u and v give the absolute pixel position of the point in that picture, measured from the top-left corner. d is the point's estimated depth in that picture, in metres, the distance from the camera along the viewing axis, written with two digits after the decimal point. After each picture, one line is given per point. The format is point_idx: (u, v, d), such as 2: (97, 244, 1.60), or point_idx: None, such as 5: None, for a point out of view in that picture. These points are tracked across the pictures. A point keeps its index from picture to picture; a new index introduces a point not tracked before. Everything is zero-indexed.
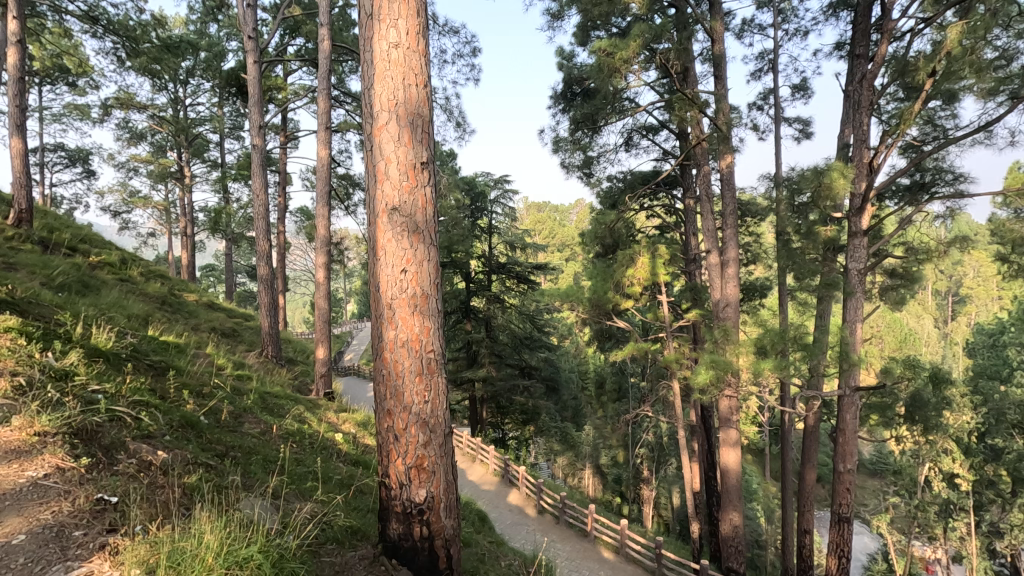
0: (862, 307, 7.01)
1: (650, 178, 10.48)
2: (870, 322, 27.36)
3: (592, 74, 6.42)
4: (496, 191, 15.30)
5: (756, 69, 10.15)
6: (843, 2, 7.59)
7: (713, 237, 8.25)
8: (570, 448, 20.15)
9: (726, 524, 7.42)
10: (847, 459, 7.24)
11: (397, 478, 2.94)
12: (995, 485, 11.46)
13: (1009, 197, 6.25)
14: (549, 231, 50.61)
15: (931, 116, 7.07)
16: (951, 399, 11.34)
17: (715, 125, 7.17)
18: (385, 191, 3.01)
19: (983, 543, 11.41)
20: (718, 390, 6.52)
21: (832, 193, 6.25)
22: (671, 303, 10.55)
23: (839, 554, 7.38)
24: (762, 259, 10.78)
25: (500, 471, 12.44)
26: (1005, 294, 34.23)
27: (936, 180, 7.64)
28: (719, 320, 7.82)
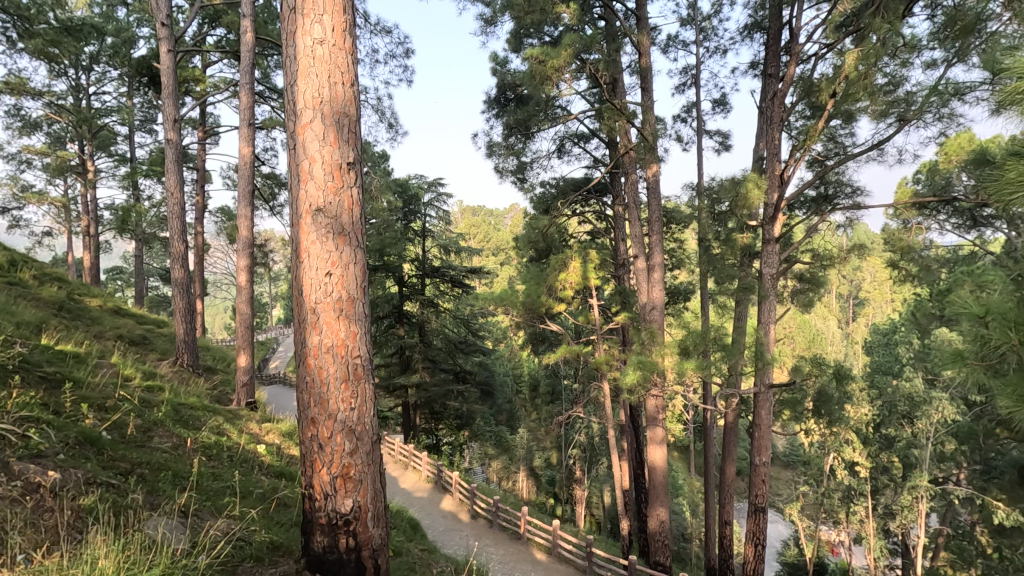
0: (774, 309, 7.47)
1: (581, 184, 10.74)
2: (783, 322, 29.47)
3: (525, 81, 6.47)
4: (430, 194, 15.18)
5: (680, 82, 10.68)
6: (757, 24, 8.13)
7: (640, 243, 8.55)
8: (505, 452, 20.24)
9: (653, 520, 7.67)
10: (762, 452, 7.69)
11: (322, 489, 2.83)
12: (889, 470, 12.48)
13: (899, 209, 6.87)
14: (483, 235, 50.81)
15: (833, 133, 7.71)
16: (850, 392, 12.32)
17: (642, 135, 7.46)
18: (309, 191, 2.90)
19: (880, 525, 12.49)
20: (646, 389, 6.77)
21: (748, 203, 6.68)
22: (602, 307, 10.86)
23: (755, 543, 7.83)
24: (685, 264, 11.31)
25: (433, 476, 12.30)
26: (896, 297, 37.77)
27: (838, 193, 8.34)
28: (646, 322, 8.12)
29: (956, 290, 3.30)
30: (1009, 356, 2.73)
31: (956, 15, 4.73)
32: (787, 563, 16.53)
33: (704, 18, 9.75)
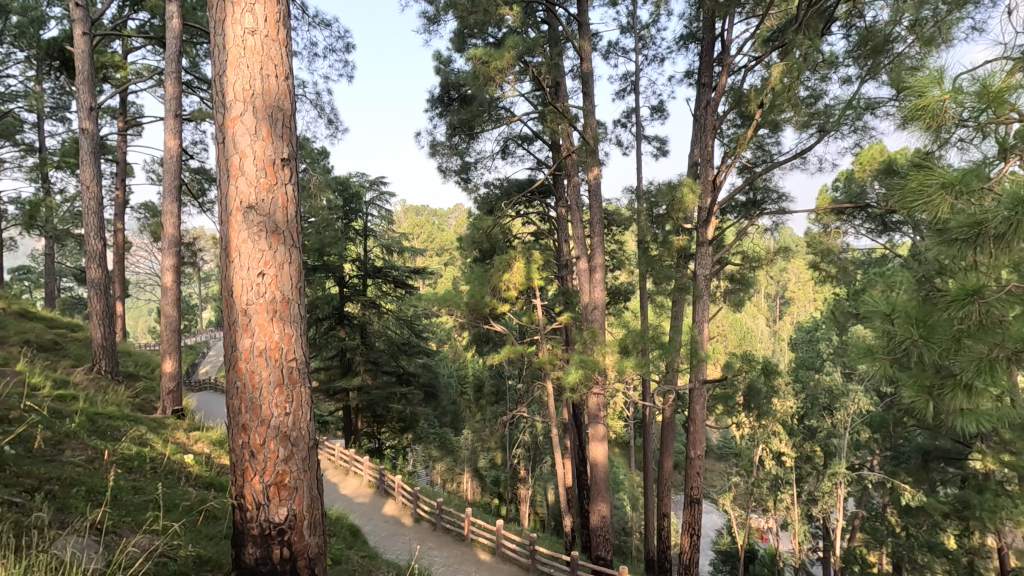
0: (708, 308, 7.80)
1: (525, 186, 10.83)
2: (716, 321, 30.93)
3: (468, 81, 6.45)
4: (372, 193, 14.88)
5: (620, 88, 10.99)
6: (692, 35, 8.48)
7: (582, 244, 8.71)
8: (449, 453, 20.09)
9: (595, 515, 7.82)
10: (697, 446, 8.01)
11: (253, 498, 2.71)
12: (811, 459, 13.18)
13: (820, 215, 7.36)
14: (427, 235, 50.34)
15: (761, 141, 8.15)
16: (777, 387, 13.06)
17: (584, 138, 7.61)
18: (240, 188, 2.77)
19: (804, 510, 13.30)
20: (587, 388, 6.91)
21: (683, 207, 6.96)
22: (545, 307, 10.99)
23: (692, 533, 8.13)
24: (625, 265, 11.64)
25: (375, 481, 12.04)
26: (818, 297, 40.34)
27: (766, 198, 8.82)
28: (588, 322, 8.29)
29: (868, 289, 3.53)
30: (910, 351, 2.95)
31: (868, 35, 5.11)
32: (721, 551, 17.31)
33: (642, 27, 10.06)
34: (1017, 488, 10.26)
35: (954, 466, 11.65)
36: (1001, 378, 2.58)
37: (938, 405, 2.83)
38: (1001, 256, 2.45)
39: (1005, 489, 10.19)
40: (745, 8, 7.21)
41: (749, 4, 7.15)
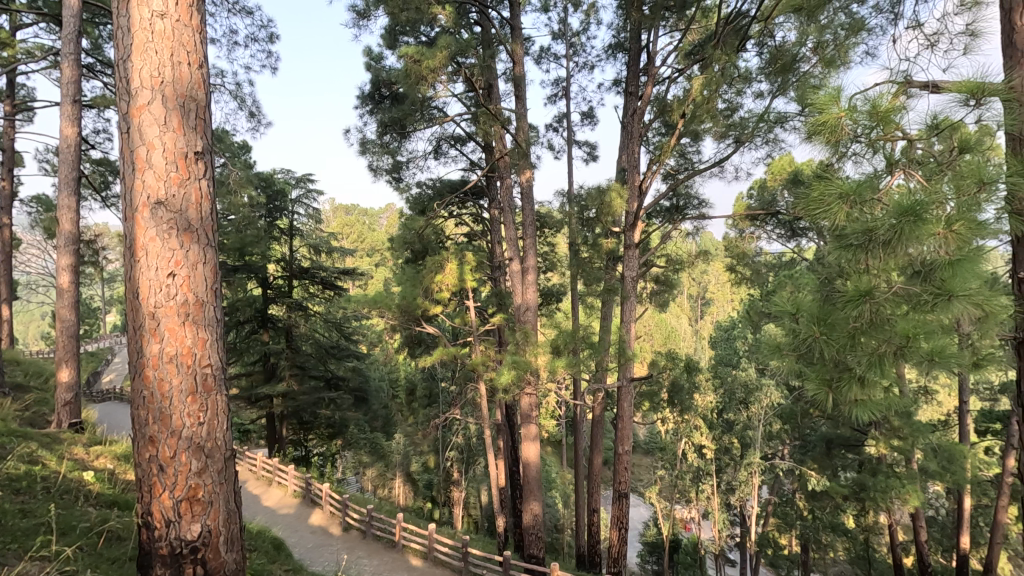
0: (635, 309, 8.07)
1: (457, 187, 10.79)
2: (642, 321, 32.18)
3: (400, 79, 6.35)
4: (298, 191, 14.29)
5: (552, 93, 11.21)
6: (620, 45, 8.79)
7: (515, 246, 8.78)
8: (380, 459, 19.61)
9: (528, 515, 7.89)
10: (625, 442, 8.28)
11: (163, 515, 2.52)
12: (729, 450, 13.94)
13: (737, 220, 7.86)
14: (358, 235, 49.11)
15: (683, 150, 8.56)
16: (698, 382, 13.73)
17: (517, 140, 7.69)
18: (147, 181, 2.58)
19: (723, 499, 14.06)
20: (520, 388, 6.97)
21: (611, 210, 7.17)
22: (478, 309, 10.97)
23: (620, 527, 8.37)
24: (557, 267, 11.86)
25: (301, 491, 11.55)
26: (735, 297, 42.81)
27: (688, 204, 9.28)
28: (521, 323, 8.36)
29: (778, 290, 3.79)
30: (813, 347, 3.20)
31: (778, 54, 5.49)
32: (647, 542, 17.98)
33: (573, 34, 10.31)
34: (905, 469, 11.36)
35: (853, 452, 12.74)
36: (889, 371, 2.85)
37: (836, 396, 3.09)
38: (889, 260, 2.70)
39: (895, 471, 11.26)
40: (669, 22, 7.57)
41: (673, 19, 7.52)
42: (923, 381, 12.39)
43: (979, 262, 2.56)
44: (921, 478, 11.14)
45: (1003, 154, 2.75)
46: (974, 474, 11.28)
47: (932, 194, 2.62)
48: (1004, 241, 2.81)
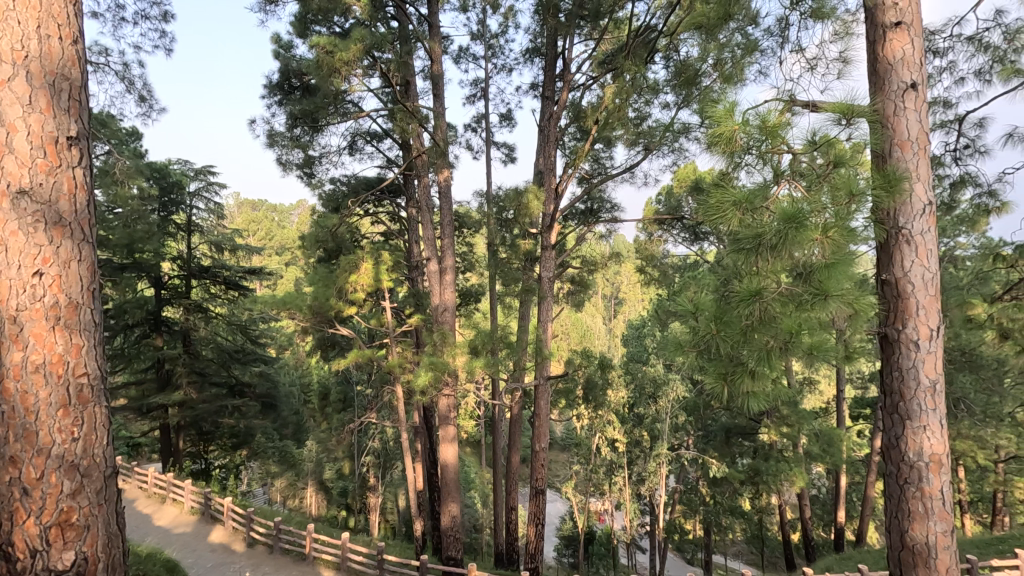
0: (551, 308, 8.21)
1: (374, 184, 10.51)
2: (559, 320, 32.99)
3: (311, 70, 6.07)
4: (197, 184, 13.27)
5: (471, 93, 11.21)
6: (536, 50, 8.96)
7: (433, 246, 8.67)
8: (290, 467, 18.64)
9: (445, 517, 7.81)
10: (542, 439, 8.39)
11: (24, 546, 2.21)
12: (640, 443, 14.58)
13: (647, 224, 8.30)
14: (265, 232, 46.37)
15: (596, 155, 8.86)
16: (611, 379, 14.25)
17: (434, 139, 7.59)
18: (4, 167, 2.25)
19: (634, 490, 14.70)
20: (437, 389, 6.89)
21: (528, 212, 7.27)
22: (395, 310, 10.72)
23: (537, 522, 8.48)
24: (476, 267, 11.86)
25: (199, 507, 10.70)
26: (646, 297, 44.93)
27: (601, 208, 9.61)
28: (438, 324, 8.27)
29: (682, 289, 4.02)
30: (712, 343, 3.44)
31: (682, 68, 5.82)
32: (563, 536, 18.42)
33: (491, 36, 10.36)
34: (792, 453, 12.43)
35: (749, 440, 13.78)
36: (775, 364, 3.13)
37: (731, 388, 3.34)
38: (775, 262, 2.94)
39: (784, 455, 12.30)
40: (583, 30, 7.82)
41: (587, 28, 7.76)
42: (807, 373, 13.64)
43: (850, 264, 2.85)
44: (805, 460, 12.27)
45: (870, 169, 3.08)
46: (848, 454, 12.59)
47: (813, 203, 2.89)
48: (871, 246, 3.15)
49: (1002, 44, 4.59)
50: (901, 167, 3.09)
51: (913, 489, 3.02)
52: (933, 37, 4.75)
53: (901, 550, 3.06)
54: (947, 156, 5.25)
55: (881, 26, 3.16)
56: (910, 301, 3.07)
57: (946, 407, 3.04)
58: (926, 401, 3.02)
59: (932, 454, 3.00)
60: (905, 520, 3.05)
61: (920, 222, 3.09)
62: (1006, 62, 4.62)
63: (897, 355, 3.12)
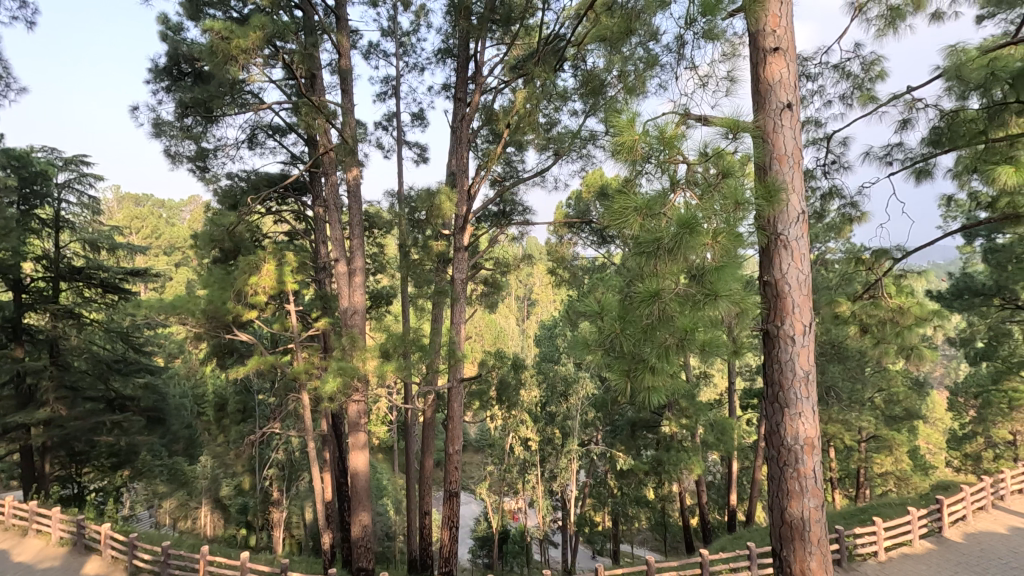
0: (465, 310, 8.19)
1: (277, 181, 9.97)
2: (471, 321, 33.12)
3: (203, 56, 5.61)
4: (66, 175, 11.84)
5: (381, 91, 10.95)
6: (448, 51, 8.92)
7: (341, 246, 8.35)
8: (181, 486, 17.13)
9: (356, 527, 7.52)
10: (455, 441, 8.32)
11: None
12: (551, 441, 14.91)
13: (557, 227, 8.57)
14: (150, 229, 42.34)
15: (508, 158, 8.97)
16: (524, 379, 14.45)
17: (343, 136, 7.31)
18: None
19: (546, 487, 15.01)
20: (346, 395, 6.61)
21: (441, 213, 7.21)
22: (300, 313, 10.20)
23: (451, 525, 8.37)
24: (387, 268, 11.58)
25: (71, 538, 9.53)
26: (557, 299, 46.07)
27: (513, 211, 9.75)
28: (347, 328, 7.95)
29: (589, 290, 4.21)
30: (615, 341, 3.63)
31: (589, 78, 6.07)
32: (477, 537, 18.42)
33: (403, 34, 10.18)
34: (691, 443, 13.27)
35: (652, 433, 14.53)
36: (673, 360, 3.35)
37: (633, 384, 3.53)
38: (673, 264, 3.12)
39: (683, 445, 13.12)
40: (495, 35, 7.89)
41: (498, 32, 7.84)
42: (703, 367, 14.68)
43: (736, 267, 3.10)
44: (702, 449, 13.14)
45: (754, 179, 3.36)
46: (739, 441, 13.67)
47: (705, 210, 3.10)
48: (755, 250, 3.45)
49: (861, 73, 5.22)
50: (779, 179, 3.41)
51: (791, 470, 3.34)
52: (805, 63, 5.30)
53: (782, 526, 3.37)
54: (818, 170, 5.87)
55: (762, 50, 3.47)
56: (787, 299, 3.40)
57: (818, 395, 3.40)
58: (801, 390, 3.36)
59: (806, 438, 3.34)
60: (785, 498, 3.36)
61: (795, 229, 3.43)
62: (863, 89, 5.26)
63: (777, 349, 3.44)
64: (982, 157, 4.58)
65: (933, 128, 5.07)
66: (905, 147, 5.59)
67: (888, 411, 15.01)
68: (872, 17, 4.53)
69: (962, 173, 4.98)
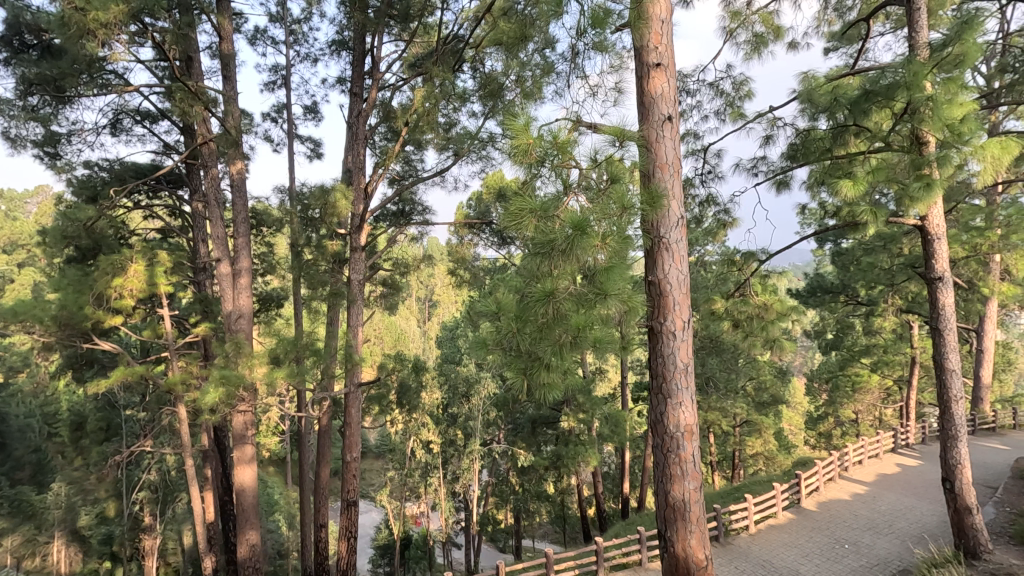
0: (362, 312, 7.90)
1: (146, 172, 9.00)
2: (371, 323, 32.18)
3: (52, 27, 4.92)
4: None
5: (269, 80, 10.29)
6: (343, 44, 8.59)
7: (224, 245, 7.71)
8: (28, 520, 14.87)
9: (243, 546, 6.96)
10: (353, 448, 7.90)
11: None
12: (454, 442, 14.84)
13: (457, 228, 8.55)
14: None
15: (407, 157, 8.81)
16: (425, 381, 14.22)
17: (224, 126, 6.74)
18: None
19: (449, 489, 14.90)
20: (230, 406, 6.08)
21: (336, 211, 6.89)
22: (176, 318, 9.28)
23: (349, 536, 7.97)
24: (277, 270, 10.91)
25: None
26: (459, 300, 46.00)
27: (412, 210, 9.59)
28: (232, 333, 7.36)
29: (488, 292, 4.27)
30: (513, 340, 3.71)
31: (488, 81, 6.14)
32: (378, 546, 17.87)
33: (293, 21, 9.64)
34: (588, 436, 13.83)
35: (551, 429, 14.97)
36: (567, 357, 3.49)
37: (530, 382, 3.64)
38: (567, 265, 3.23)
39: (580, 439, 13.63)
40: (393, 31, 7.72)
41: (397, 28, 7.69)
42: (599, 363, 15.38)
43: (625, 268, 3.28)
44: (598, 441, 13.76)
45: (640, 185, 3.58)
46: (631, 432, 14.49)
47: (597, 214, 3.25)
48: (641, 252, 3.67)
49: (732, 91, 5.75)
50: (661, 186, 3.66)
51: (673, 456, 3.59)
52: (685, 79, 5.75)
53: (666, 508, 3.62)
54: (696, 178, 6.39)
55: (646, 64, 3.71)
56: (668, 298, 3.67)
57: (696, 385, 3.68)
58: (681, 381, 3.64)
59: (686, 425, 3.62)
60: (668, 482, 3.62)
61: (675, 232, 3.70)
62: (734, 106, 5.80)
63: (660, 344, 3.69)
64: (828, 171, 5.21)
65: (790, 144, 5.71)
66: (768, 160, 6.25)
67: (758, 397, 16.65)
68: (740, 41, 5.01)
69: (813, 185, 5.66)
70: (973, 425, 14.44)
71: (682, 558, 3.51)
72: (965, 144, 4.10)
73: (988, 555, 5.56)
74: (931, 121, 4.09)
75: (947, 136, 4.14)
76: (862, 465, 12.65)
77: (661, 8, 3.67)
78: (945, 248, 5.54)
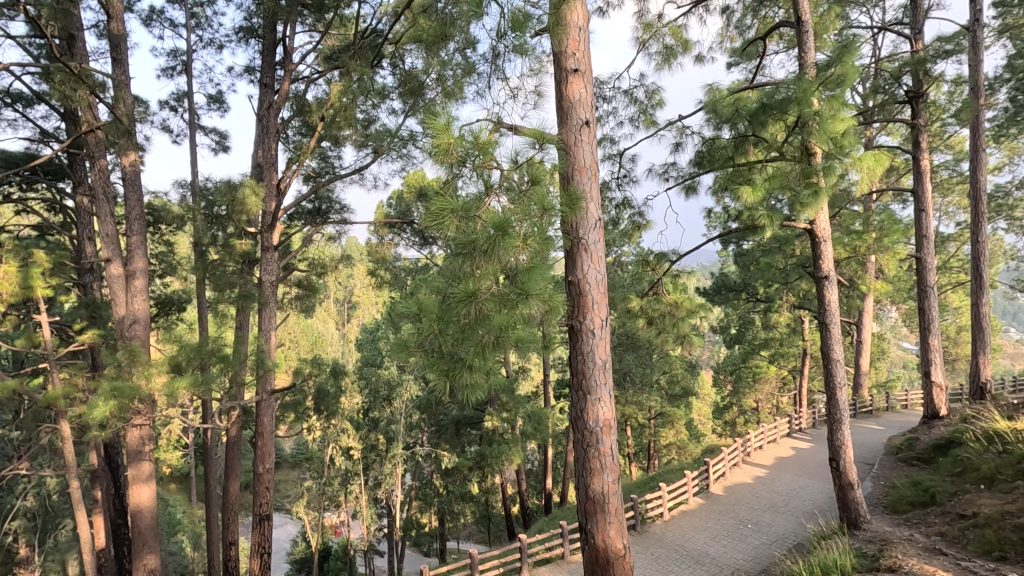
0: (275, 314, 7.48)
1: (19, 161, 8.03)
2: (286, 327, 30.71)
3: None
4: None
5: (167, 65, 9.49)
6: (252, 31, 8.09)
7: (115, 244, 7.02)
8: None
9: (139, 573, 6.35)
10: (265, 460, 7.47)
11: None
12: (375, 447, 14.45)
13: (377, 227, 8.30)
14: None
15: (323, 153, 8.46)
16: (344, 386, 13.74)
17: (114, 113, 6.15)
18: None
19: (370, 496, 14.49)
20: (122, 420, 5.52)
21: (245, 208, 6.47)
22: (57, 325, 8.32)
23: (262, 553, 7.50)
24: (177, 271, 10.09)
25: None
26: (380, 301, 44.96)
27: (329, 208, 9.22)
28: (125, 340, 6.71)
29: (409, 292, 4.19)
30: (435, 342, 3.66)
31: (409, 79, 6.04)
32: (295, 560, 17.04)
33: (195, 3, 8.96)
34: (512, 435, 13.95)
35: (474, 429, 14.99)
36: (489, 357, 3.50)
37: (453, 383, 3.62)
38: (489, 265, 3.23)
39: (504, 437, 13.74)
40: (306, 21, 7.36)
41: (311, 19, 7.33)
42: (521, 362, 15.59)
43: (545, 269, 3.35)
44: (522, 439, 13.91)
45: (559, 187, 3.64)
46: (553, 429, 14.78)
47: (518, 215, 3.28)
48: (561, 252, 3.74)
49: (645, 100, 6.02)
50: (580, 188, 3.76)
51: (593, 450, 3.71)
52: (602, 86, 5.96)
53: (586, 502, 3.73)
54: (612, 181, 6.62)
55: (564, 69, 3.80)
56: (587, 298, 3.77)
57: (614, 381, 3.82)
58: (599, 377, 3.76)
59: (604, 420, 3.75)
60: (588, 476, 3.72)
61: (593, 234, 3.81)
62: (647, 113, 6.08)
63: (580, 341, 3.80)
64: (731, 177, 5.60)
65: (697, 151, 6.08)
66: (678, 166, 6.59)
67: (670, 390, 17.55)
68: (652, 52, 5.25)
69: (718, 190, 6.05)
70: (855, 409, 16.04)
71: (601, 549, 3.62)
72: (846, 156, 4.50)
73: (866, 524, 6.21)
74: (818, 134, 4.49)
75: (831, 148, 4.53)
76: (763, 449, 13.70)
77: (579, 16, 3.77)
78: (830, 250, 6.11)
